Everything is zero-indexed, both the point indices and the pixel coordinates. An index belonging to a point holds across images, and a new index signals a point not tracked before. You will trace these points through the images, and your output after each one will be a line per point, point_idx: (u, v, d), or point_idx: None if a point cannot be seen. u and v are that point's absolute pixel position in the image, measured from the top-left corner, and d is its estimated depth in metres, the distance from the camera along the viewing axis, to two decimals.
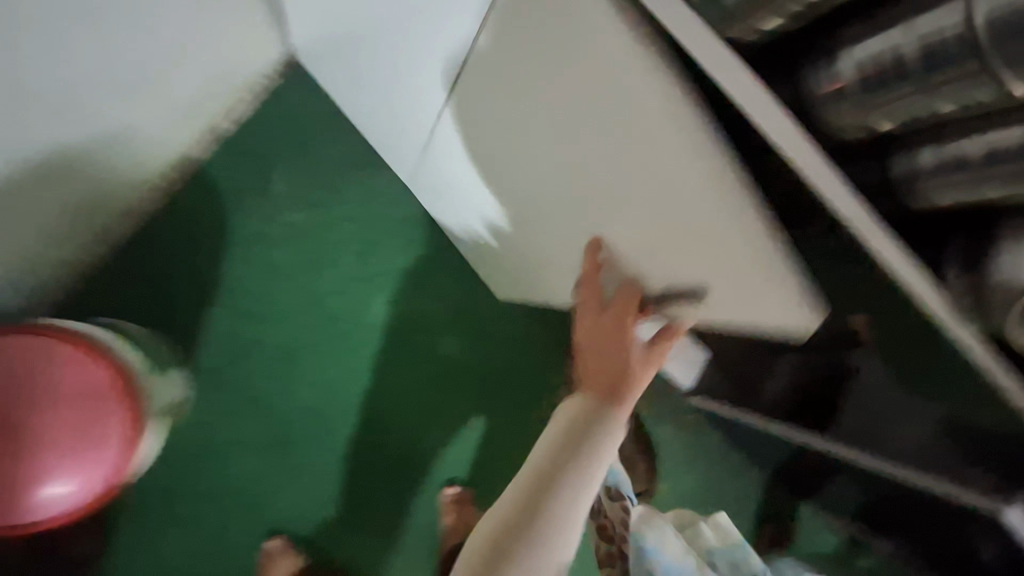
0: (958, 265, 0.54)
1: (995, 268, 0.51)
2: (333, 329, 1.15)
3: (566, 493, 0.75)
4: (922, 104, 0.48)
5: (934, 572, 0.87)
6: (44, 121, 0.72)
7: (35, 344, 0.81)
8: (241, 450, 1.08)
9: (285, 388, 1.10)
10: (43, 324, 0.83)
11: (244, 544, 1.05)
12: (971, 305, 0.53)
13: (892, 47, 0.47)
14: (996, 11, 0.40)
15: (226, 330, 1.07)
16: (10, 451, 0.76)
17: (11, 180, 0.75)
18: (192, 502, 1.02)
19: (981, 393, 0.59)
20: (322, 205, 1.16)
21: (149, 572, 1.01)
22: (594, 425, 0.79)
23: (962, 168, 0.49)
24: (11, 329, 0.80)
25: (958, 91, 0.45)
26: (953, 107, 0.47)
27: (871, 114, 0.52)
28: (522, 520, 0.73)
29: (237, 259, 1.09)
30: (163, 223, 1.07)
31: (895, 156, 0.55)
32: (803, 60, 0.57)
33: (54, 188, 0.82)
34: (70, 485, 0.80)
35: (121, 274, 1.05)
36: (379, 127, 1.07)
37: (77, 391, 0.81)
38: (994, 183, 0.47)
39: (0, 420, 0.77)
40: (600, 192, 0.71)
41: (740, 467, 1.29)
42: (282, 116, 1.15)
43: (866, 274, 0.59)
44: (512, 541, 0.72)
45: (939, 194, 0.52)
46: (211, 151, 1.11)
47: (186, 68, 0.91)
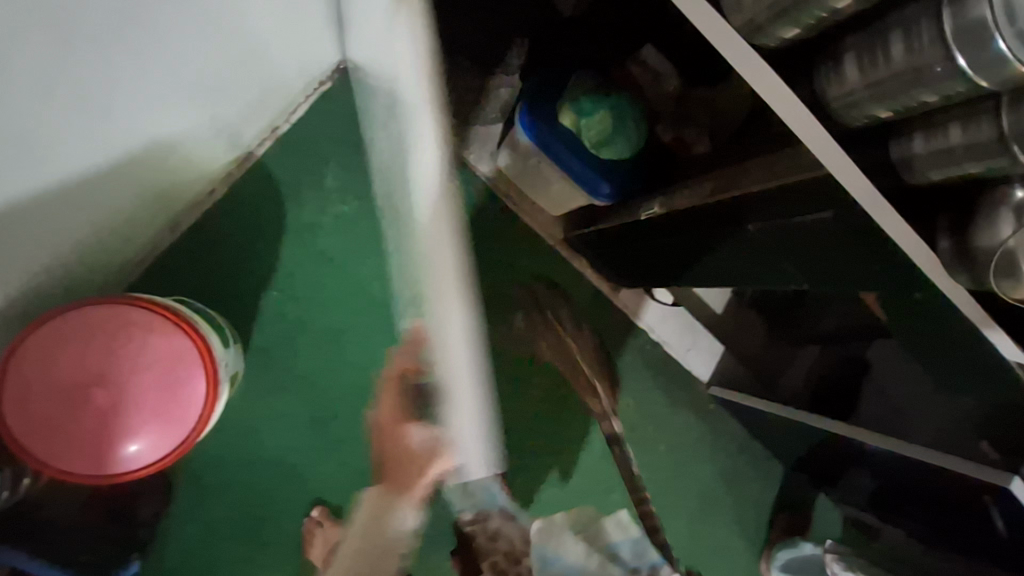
0: (950, 234, 0.59)
1: (979, 236, 0.55)
2: (376, 314, 1.22)
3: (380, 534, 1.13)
4: (910, 96, 0.50)
5: (932, 540, 1.14)
6: (125, 121, 0.82)
7: (128, 317, 0.92)
8: (286, 424, 1.18)
9: (329, 368, 1.20)
10: (132, 297, 0.94)
11: (289, 508, 1.18)
12: (963, 264, 0.58)
13: (889, 50, 0.49)
14: (970, 22, 0.44)
15: (276, 315, 1.18)
16: (105, 410, 0.89)
17: (100, 171, 0.85)
18: (242, 467, 1.16)
19: (970, 367, 0.71)
20: (367, 199, 1.22)
21: (204, 525, 1.14)
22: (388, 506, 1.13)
23: (948, 152, 0.52)
24: (107, 301, 0.92)
25: (941, 83, 0.48)
26: (936, 98, 0.49)
27: (871, 106, 0.53)
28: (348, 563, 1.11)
29: (291, 248, 1.19)
30: (223, 213, 1.18)
31: (894, 140, 0.57)
32: (817, 58, 0.56)
33: (133, 178, 0.93)
34: (152, 443, 0.91)
35: (184, 258, 1.16)
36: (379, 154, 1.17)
37: (160, 361, 0.92)
38: (974, 161, 0.51)
39: (99, 382, 0.89)
40: (429, 269, 0.91)
41: (755, 452, 1.52)
42: (334, 115, 1.22)
43: (870, 254, 0.64)
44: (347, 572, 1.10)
45: (933, 173, 0.55)
46: (268, 147, 1.19)
47: (250, 69, 0.98)
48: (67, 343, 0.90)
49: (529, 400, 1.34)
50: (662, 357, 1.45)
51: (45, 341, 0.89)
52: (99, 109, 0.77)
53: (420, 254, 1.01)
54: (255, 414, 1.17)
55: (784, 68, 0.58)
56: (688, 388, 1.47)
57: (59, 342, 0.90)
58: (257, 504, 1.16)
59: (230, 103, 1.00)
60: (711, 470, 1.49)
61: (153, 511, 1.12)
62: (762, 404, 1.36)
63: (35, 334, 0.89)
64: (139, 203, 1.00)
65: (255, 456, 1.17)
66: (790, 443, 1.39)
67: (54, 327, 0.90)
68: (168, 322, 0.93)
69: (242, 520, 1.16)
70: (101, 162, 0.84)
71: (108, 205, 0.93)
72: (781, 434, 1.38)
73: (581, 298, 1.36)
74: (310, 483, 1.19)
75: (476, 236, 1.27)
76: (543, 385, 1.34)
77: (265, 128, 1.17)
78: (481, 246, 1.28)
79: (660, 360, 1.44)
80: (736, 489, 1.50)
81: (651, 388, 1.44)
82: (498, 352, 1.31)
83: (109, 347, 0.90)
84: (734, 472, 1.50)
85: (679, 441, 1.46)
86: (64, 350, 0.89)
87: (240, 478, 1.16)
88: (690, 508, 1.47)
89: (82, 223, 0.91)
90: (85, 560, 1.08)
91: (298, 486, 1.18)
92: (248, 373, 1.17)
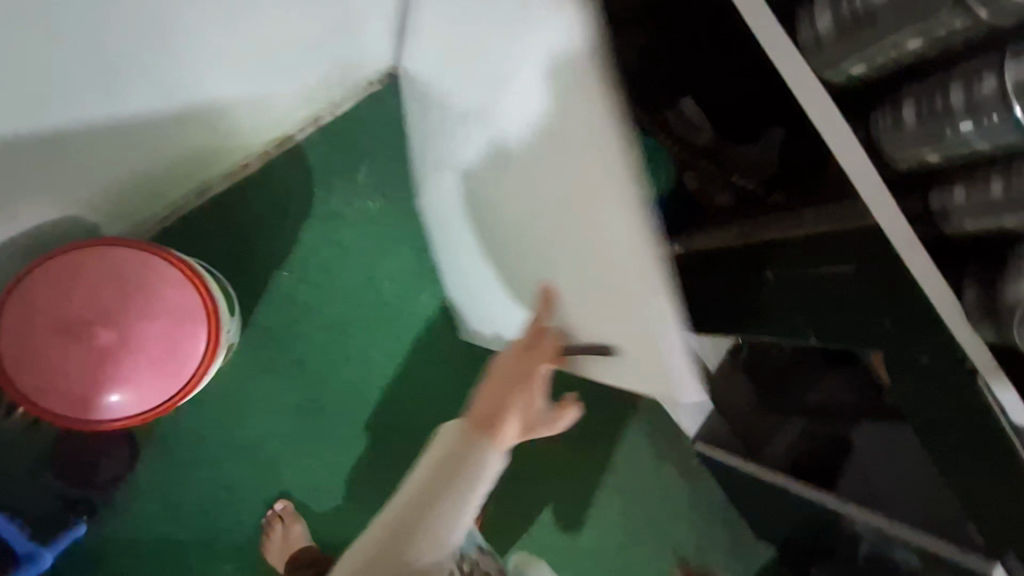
0: (977, 283, 0.60)
1: (1009, 293, 0.57)
2: (384, 312, 1.20)
3: (447, 503, 0.77)
4: (912, 151, 0.56)
5: None
6: (122, 88, 0.75)
7: (110, 264, 0.81)
8: (270, 409, 1.15)
9: (327, 358, 1.17)
10: (119, 239, 0.84)
11: (256, 496, 1.13)
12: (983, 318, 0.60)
13: (942, 101, 0.52)
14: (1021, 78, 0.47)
15: (284, 296, 1.15)
16: (66, 372, 0.79)
17: (106, 128, 0.79)
18: (219, 444, 1.12)
19: (987, 444, 0.68)
20: (397, 197, 1.21)
21: (166, 498, 1.09)
22: (463, 460, 0.78)
23: (846, 267, 0.68)
24: (81, 244, 0.81)
25: (988, 134, 0.50)
26: (939, 157, 0.55)
27: (807, 268, 0.73)
28: (403, 536, 0.75)
29: (314, 230, 1.16)
30: (252, 187, 1.13)
31: (839, 249, 0.68)
32: (799, 265, 0.75)
33: (150, 150, 0.90)
34: (124, 396, 0.81)
35: (200, 225, 1.11)
36: (423, 143, 1.02)
37: (167, 306, 0.82)
38: (904, 283, 0.62)
39: (62, 340, 0.79)
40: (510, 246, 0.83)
41: (736, 522, 1.48)
42: (378, 112, 1.19)
43: (826, 290, 0.71)
44: (403, 541, 0.75)
45: (833, 262, 0.69)
46: (310, 133, 1.17)
47: (275, 72, 0.94)
48: (152, 315, 0.81)
49: None
50: (655, 407, 1.45)
51: (35, 295, 0.79)
52: (103, 82, 0.72)
53: (488, 239, 0.88)
54: (240, 393, 1.13)
55: (849, 104, 0.62)
56: (674, 442, 1.46)
57: (33, 303, 0.79)
58: (224, 484, 1.12)
59: (279, 78, 0.95)
60: (688, 528, 1.46)
61: (117, 474, 1.07)
62: (780, 480, 1.17)
63: (13, 296, 0.79)
64: (159, 168, 0.95)
65: (232, 437, 1.12)
66: (751, 511, 1.37)
67: (73, 261, 0.80)
68: (172, 270, 0.83)
69: (205, 503, 1.11)
70: (115, 121, 0.79)
71: (207, 145, 0.99)
72: (744, 505, 1.38)
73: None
74: (281, 475, 1.15)
75: None
76: None
77: (310, 117, 1.15)
78: None
79: (653, 409, 1.44)
80: (706, 560, 1.46)
81: (641, 435, 1.43)
82: None
83: (84, 313, 0.80)
84: (710, 538, 1.46)
85: (661, 491, 1.44)
86: (140, 306, 0.81)
87: (212, 456, 1.11)
88: (661, 564, 1.44)
89: (145, 165, 0.92)
90: (44, 515, 1.04)
91: (267, 475, 1.14)
92: (244, 348, 1.13)
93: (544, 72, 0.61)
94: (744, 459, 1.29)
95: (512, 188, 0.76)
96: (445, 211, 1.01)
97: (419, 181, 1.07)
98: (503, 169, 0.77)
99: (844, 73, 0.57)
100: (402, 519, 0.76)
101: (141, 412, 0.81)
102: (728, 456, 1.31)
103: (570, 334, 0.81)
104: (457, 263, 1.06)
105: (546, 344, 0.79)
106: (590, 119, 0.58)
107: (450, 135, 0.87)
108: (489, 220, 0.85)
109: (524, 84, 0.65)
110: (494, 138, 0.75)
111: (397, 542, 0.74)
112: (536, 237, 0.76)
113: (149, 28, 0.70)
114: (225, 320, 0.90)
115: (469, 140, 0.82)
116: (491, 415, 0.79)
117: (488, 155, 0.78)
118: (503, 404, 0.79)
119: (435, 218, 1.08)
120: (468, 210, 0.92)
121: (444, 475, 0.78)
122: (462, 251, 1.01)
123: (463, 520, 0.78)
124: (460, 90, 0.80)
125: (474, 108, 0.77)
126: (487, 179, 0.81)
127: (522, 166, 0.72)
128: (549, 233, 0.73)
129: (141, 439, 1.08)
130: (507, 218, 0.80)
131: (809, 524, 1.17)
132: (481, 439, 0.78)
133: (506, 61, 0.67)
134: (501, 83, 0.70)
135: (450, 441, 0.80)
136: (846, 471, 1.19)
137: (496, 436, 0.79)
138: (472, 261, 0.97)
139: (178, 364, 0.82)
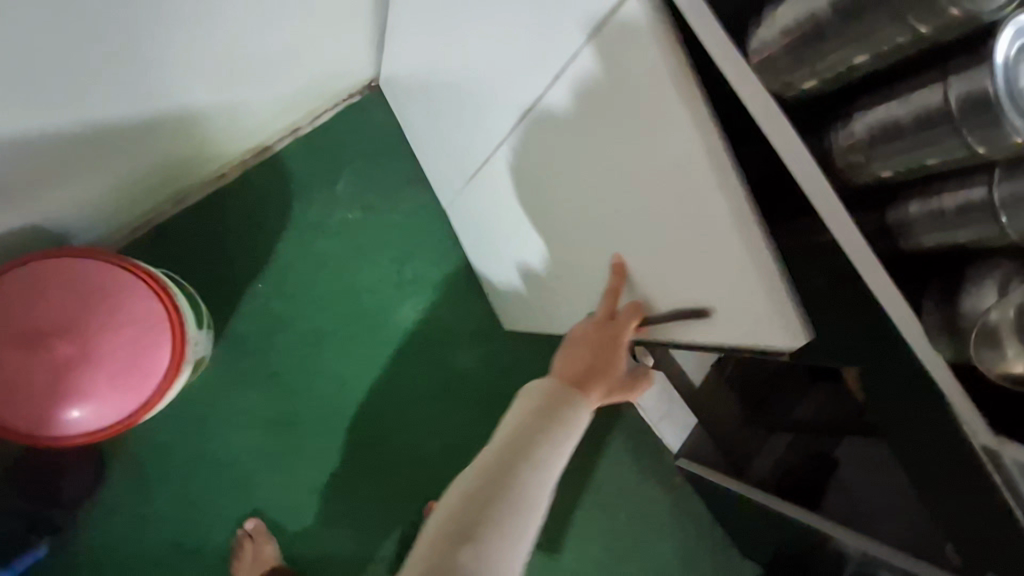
0: (937, 299, 0.59)
1: (966, 305, 0.57)
2: (361, 325, 1.19)
3: (543, 459, 0.72)
4: (867, 168, 0.56)
5: None
6: (89, 99, 0.75)
7: (70, 276, 0.80)
8: (243, 424, 1.12)
9: (303, 372, 1.15)
10: (82, 250, 0.82)
11: (228, 514, 1.11)
12: (944, 335, 0.59)
13: (893, 116, 0.52)
14: (966, 92, 0.47)
15: (259, 308, 1.13)
16: (23, 386, 0.77)
17: (72, 138, 0.78)
18: (190, 460, 1.09)
19: (962, 463, 0.67)
20: (377, 209, 1.20)
21: (133, 516, 1.06)
22: (558, 414, 0.76)
23: (811, 282, 0.65)
24: (42, 255, 0.80)
25: (940, 148, 0.50)
26: (892, 172, 0.55)
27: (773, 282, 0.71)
28: (494, 497, 0.67)
29: (292, 242, 1.15)
30: (228, 198, 1.12)
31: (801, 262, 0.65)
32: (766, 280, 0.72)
33: (119, 159, 0.89)
34: (82, 411, 0.78)
35: (174, 236, 1.10)
36: (444, 145, 1.05)
37: (128, 317, 0.80)
38: (864, 297, 0.61)
39: (19, 353, 0.77)
40: (562, 234, 0.86)
41: (720, 540, 1.46)
42: (357, 125, 1.20)
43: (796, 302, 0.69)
44: (497, 501, 0.67)
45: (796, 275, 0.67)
46: (288, 145, 1.16)
47: (249, 83, 0.93)
48: (113, 327, 0.80)
49: None
50: (637, 422, 1.43)
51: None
52: (68, 92, 0.72)
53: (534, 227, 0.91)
54: (212, 407, 1.11)
55: (801, 117, 0.61)
56: (658, 457, 1.44)
57: None
58: (194, 502, 1.09)
59: (254, 88, 0.95)
60: (672, 546, 1.43)
61: (82, 491, 1.04)
62: (764, 500, 1.14)
63: None
64: (130, 178, 0.94)
65: (203, 452, 1.10)
66: (736, 529, 1.34)
67: (32, 274, 0.79)
68: (135, 281, 0.82)
69: (174, 521, 1.08)
70: (82, 130, 0.78)
71: (179, 154, 0.98)
72: (729, 524, 1.36)
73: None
74: (254, 492, 1.12)
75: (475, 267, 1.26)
76: None
77: (288, 128, 1.14)
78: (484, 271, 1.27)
79: (636, 425, 1.43)
80: None
81: (624, 451, 1.42)
82: (477, 385, 1.26)
83: (43, 326, 0.78)
84: (695, 556, 1.44)
85: (645, 508, 1.42)
86: (101, 317, 0.79)
87: (180, 473, 1.09)
88: None
89: (114, 174, 0.91)
90: None
91: (239, 492, 1.11)
92: (216, 361, 1.11)
93: (608, 68, 0.64)
94: (728, 478, 1.26)
95: (568, 177, 0.78)
96: (485, 204, 1.02)
97: (451, 178, 1.10)
98: (554, 163, 0.79)
99: (795, 89, 0.56)
100: (486, 470, 0.69)
101: (101, 427, 0.79)
102: (711, 473, 1.29)
103: (646, 306, 0.78)
104: (495, 257, 1.09)
105: (616, 318, 0.80)
106: (676, 107, 0.59)
107: (493, 132, 0.87)
108: (545, 212, 0.86)
109: (598, 79, 0.66)
110: (543, 131, 0.78)
111: (481, 491, 0.67)
112: (592, 222, 0.79)
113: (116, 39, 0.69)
114: (190, 332, 0.89)
115: (518, 138, 0.82)
116: (579, 370, 0.81)
117: (544, 150, 0.79)
118: (585, 367, 0.81)
119: (468, 217, 1.12)
120: (507, 207, 0.95)
121: (541, 427, 0.74)
122: (506, 238, 1.02)
123: (554, 478, 0.73)
124: (491, 95, 0.83)
125: (523, 105, 0.78)
126: (546, 175, 0.82)
127: (586, 151, 0.74)
128: (608, 217, 0.76)
129: (108, 455, 1.05)
130: (557, 207, 0.84)
131: (793, 544, 1.15)
132: (574, 396, 0.78)
133: (549, 63, 0.70)
134: (561, 77, 0.70)
135: (529, 401, 0.77)
136: (832, 489, 1.20)
137: (577, 399, 0.78)
138: (512, 250, 1.01)
139: (139, 377, 0.80)
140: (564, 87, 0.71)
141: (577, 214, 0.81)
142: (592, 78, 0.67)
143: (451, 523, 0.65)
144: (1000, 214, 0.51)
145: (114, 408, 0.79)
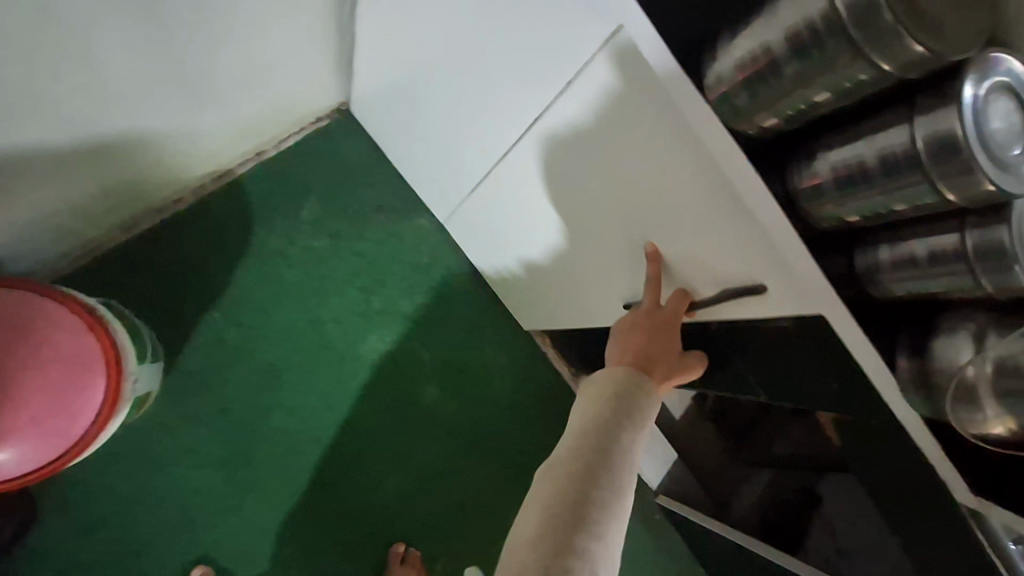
0: (908, 351, 0.57)
1: (937, 359, 0.54)
2: (324, 358, 1.13)
3: (624, 448, 0.65)
4: (833, 211, 0.54)
5: None
6: (26, 123, 0.70)
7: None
8: (194, 462, 1.05)
9: (260, 407, 1.09)
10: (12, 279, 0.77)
11: (173, 560, 1.03)
12: (918, 391, 0.56)
13: (858, 155, 0.50)
14: (933, 135, 0.45)
15: (215, 339, 1.08)
16: None
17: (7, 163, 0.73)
18: (132, 502, 1.02)
19: (945, 509, 0.64)
20: (344, 237, 1.16)
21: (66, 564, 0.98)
22: (634, 399, 0.69)
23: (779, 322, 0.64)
24: None
25: (907, 193, 0.48)
26: (857, 217, 0.53)
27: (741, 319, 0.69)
28: (587, 494, 0.61)
29: (252, 271, 1.10)
30: (186, 223, 1.08)
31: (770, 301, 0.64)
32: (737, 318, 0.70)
33: (63, 184, 0.84)
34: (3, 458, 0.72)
35: (126, 263, 1.04)
36: (431, 160, 1.03)
37: (60, 353, 0.75)
38: (835, 342, 0.58)
39: None
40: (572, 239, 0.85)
41: None
42: (324, 151, 1.16)
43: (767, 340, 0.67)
44: (589, 499, 0.61)
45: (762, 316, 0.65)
46: (250, 170, 1.12)
47: (207, 106, 0.90)
48: (41, 364, 0.74)
49: (470, 479, 1.22)
50: None
51: None
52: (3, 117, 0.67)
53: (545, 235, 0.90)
54: (159, 444, 1.04)
55: (765, 155, 0.58)
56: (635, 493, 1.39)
57: None
58: (135, 547, 1.01)
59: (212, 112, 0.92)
60: None
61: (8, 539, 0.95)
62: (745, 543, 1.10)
63: None
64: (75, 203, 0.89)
65: (148, 493, 1.03)
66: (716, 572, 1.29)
67: None
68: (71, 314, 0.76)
69: (112, 569, 1.00)
70: (18, 155, 0.73)
71: (131, 177, 0.93)
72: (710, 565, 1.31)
73: (536, 396, 1.28)
74: (203, 536, 1.05)
75: (445, 297, 1.22)
76: (489, 467, 1.24)
77: (250, 151, 1.10)
78: (454, 302, 1.22)
79: None
80: None
81: None
82: (446, 420, 1.21)
83: None
84: None
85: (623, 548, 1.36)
86: (29, 353, 0.74)
87: (122, 516, 1.01)
88: None
89: (58, 200, 0.87)
90: None
91: (185, 536, 1.04)
92: (165, 395, 1.04)
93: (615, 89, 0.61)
94: (707, 520, 1.21)
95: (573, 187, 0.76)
96: (491, 215, 0.99)
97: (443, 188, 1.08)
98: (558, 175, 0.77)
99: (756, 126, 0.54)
100: (572, 474, 0.62)
101: (25, 474, 0.72)
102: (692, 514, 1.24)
103: (693, 291, 0.72)
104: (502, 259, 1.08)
105: (663, 308, 0.73)
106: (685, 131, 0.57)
107: (496, 147, 0.83)
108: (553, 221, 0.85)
109: (603, 101, 0.64)
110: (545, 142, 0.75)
111: (574, 493, 0.61)
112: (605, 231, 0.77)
113: (58, 63, 0.65)
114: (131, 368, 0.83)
115: (522, 154, 0.80)
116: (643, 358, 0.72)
117: (547, 164, 0.77)
118: (641, 357, 0.72)
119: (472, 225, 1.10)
120: (512, 218, 0.94)
121: (620, 414, 0.67)
122: (525, 251, 0.97)
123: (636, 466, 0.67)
124: (484, 109, 0.80)
125: (524, 123, 0.76)
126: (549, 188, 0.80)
127: (591, 167, 0.72)
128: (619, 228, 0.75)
129: (41, 498, 0.97)
130: (568, 216, 0.82)
131: None
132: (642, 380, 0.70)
133: (545, 80, 0.68)
134: (571, 88, 0.65)
135: (593, 398, 0.70)
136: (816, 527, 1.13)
137: (643, 391, 0.70)
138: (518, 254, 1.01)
139: (70, 417, 0.74)
140: (566, 106, 0.68)
141: (589, 224, 0.79)
142: (598, 100, 0.64)
143: (548, 533, 0.58)
144: (974, 264, 0.49)
145: (40, 453, 0.73)
